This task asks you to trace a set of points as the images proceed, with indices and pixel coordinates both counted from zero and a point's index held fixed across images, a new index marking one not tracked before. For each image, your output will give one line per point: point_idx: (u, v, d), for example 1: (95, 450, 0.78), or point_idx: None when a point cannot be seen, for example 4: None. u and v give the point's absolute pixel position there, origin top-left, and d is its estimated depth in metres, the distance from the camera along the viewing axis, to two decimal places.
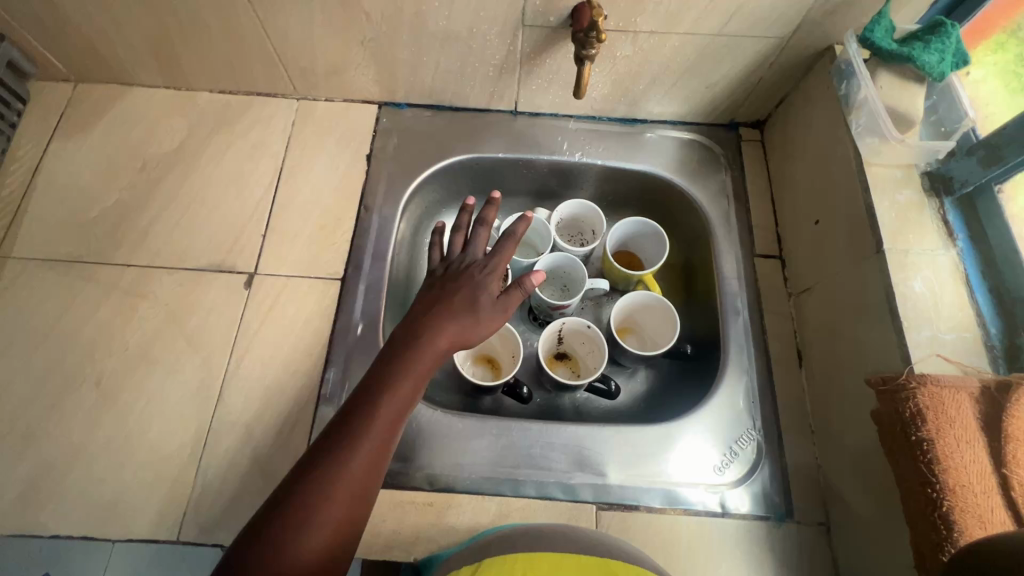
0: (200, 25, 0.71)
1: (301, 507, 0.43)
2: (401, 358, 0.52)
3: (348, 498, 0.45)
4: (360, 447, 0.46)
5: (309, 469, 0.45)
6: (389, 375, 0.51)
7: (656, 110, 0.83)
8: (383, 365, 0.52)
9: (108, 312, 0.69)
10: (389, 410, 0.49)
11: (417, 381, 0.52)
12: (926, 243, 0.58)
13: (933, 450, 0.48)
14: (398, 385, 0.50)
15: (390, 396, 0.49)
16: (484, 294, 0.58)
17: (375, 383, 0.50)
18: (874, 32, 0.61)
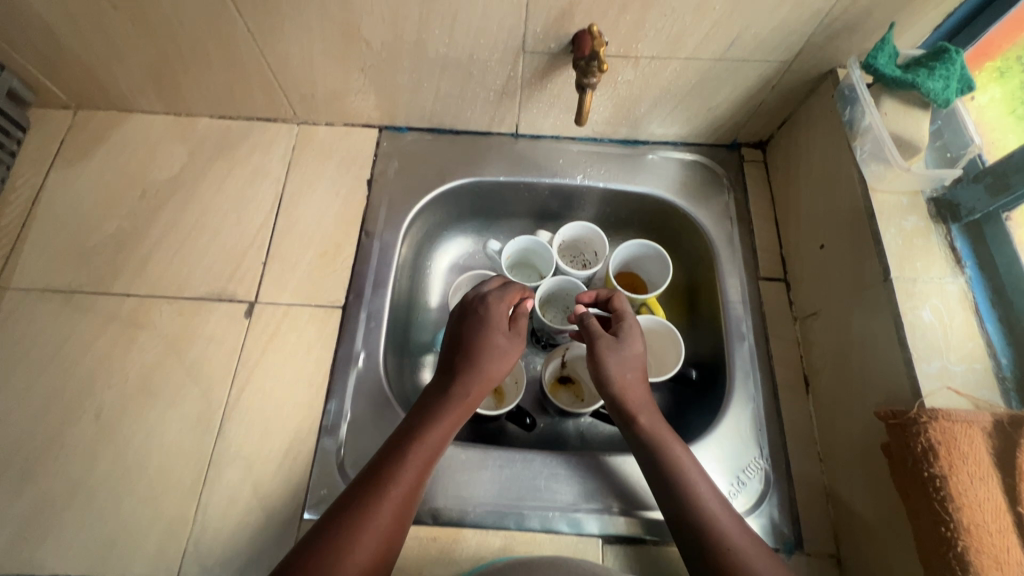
0: (200, 53, 0.71)
1: (328, 555, 0.45)
2: (429, 412, 0.56)
3: (374, 544, 0.47)
4: (388, 498, 0.49)
5: (339, 516, 0.47)
6: (419, 424, 0.54)
7: (657, 132, 0.82)
8: (414, 416, 0.56)
9: (107, 343, 0.69)
10: (417, 460, 0.52)
11: (445, 431, 0.55)
12: (935, 270, 0.57)
13: (946, 487, 0.47)
14: (428, 434, 0.54)
15: (420, 447, 0.53)
16: (500, 333, 0.61)
17: (402, 435, 0.54)
18: (877, 58, 0.59)
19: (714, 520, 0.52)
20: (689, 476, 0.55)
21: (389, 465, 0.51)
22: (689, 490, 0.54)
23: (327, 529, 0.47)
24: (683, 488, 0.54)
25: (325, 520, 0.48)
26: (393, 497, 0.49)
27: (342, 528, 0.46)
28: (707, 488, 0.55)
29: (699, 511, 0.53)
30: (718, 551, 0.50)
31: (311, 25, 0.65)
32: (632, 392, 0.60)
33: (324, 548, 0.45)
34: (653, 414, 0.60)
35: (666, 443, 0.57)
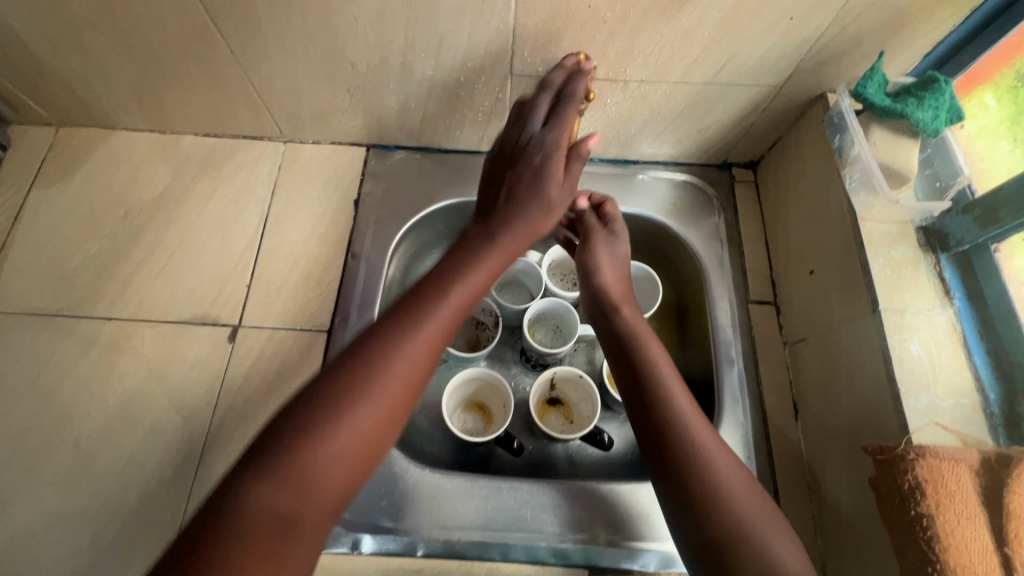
0: (182, 72, 0.69)
1: (312, 417, 0.41)
2: (452, 275, 0.52)
3: (336, 463, 0.40)
4: (384, 369, 0.44)
5: (329, 377, 0.43)
6: (446, 280, 0.51)
7: (648, 152, 0.82)
8: (441, 272, 0.52)
9: (87, 368, 0.68)
10: (433, 329, 0.47)
11: (437, 334, 0.47)
12: (924, 302, 0.57)
13: (932, 527, 0.47)
14: (451, 294, 0.50)
15: (436, 314, 0.48)
16: (550, 182, 0.61)
17: (420, 296, 0.49)
18: (867, 87, 0.59)
19: (704, 452, 0.49)
20: (683, 419, 0.52)
21: (396, 327, 0.46)
22: (679, 427, 0.51)
23: (315, 384, 0.43)
24: (670, 414, 0.52)
25: (322, 375, 0.44)
26: (393, 368, 0.44)
27: (327, 395, 0.42)
28: (696, 426, 0.51)
29: (693, 458, 0.49)
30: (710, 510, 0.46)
31: (295, 47, 0.64)
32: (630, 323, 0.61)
33: (305, 414, 0.41)
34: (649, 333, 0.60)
35: (661, 376, 0.55)
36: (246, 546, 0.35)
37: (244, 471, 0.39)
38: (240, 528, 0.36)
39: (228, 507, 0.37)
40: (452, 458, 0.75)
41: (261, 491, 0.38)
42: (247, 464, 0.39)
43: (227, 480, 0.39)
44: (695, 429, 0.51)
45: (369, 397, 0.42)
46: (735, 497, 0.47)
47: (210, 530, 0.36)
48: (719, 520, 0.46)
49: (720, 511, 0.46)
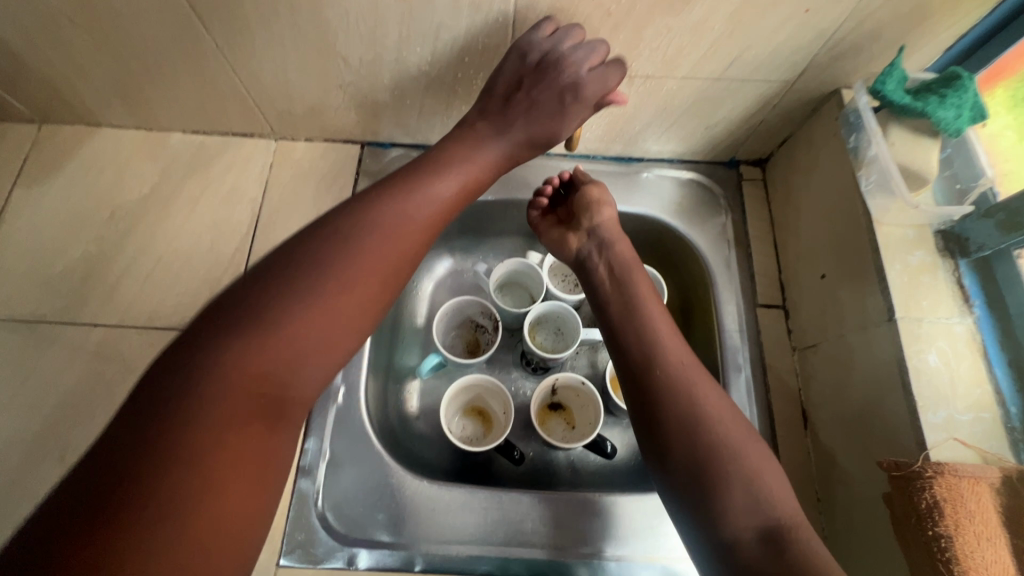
0: (167, 68, 0.66)
1: (265, 310, 0.42)
2: (408, 184, 0.54)
3: (268, 354, 0.41)
4: (336, 267, 0.46)
5: (275, 272, 0.45)
6: (396, 189, 0.53)
7: (653, 149, 0.79)
8: (394, 180, 0.55)
9: (73, 378, 0.65)
10: (388, 234, 0.50)
11: (373, 242, 0.48)
12: (942, 310, 0.54)
13: (951, 549, 0.45)
14: (404, 204, 0.52)
15: (371, 219, 0.50)
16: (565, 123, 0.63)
17: (369, 202, 0.51)
18: (886, 84, 0.56)
19: (693, 395, 0.51)
20: (674, 366, 0.53)
21: (348, 229, 0.48)
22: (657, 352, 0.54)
23: (261, 278, 0.44)
24: (661, 363, 0.53)
25: (272, 267, 0.45)
26: (350, 265, 0.46)
27: (281, 288, 0.44)
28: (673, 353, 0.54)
29: (684, 403, 0.51)
30: (705, 449, 0.48)
31: (284, 42, 0.61)
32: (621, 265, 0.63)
33: (256, 304, 0.43)
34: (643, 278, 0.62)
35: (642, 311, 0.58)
36: (214, 419, 0.38)
37: (194, 352, 0.40)
38: (203, 402, 0.38)
39: (188, 384, 0.39)
40: (451, 466, 0.73)
41: (223, 370, 0.40)
42: (197, 345, 0.41)
43: (174, 362, 0.40)
44: (676, 357, 0.54)
45: (323, 293, 0.44)
46: (719, 420, 0.50)
47: (169, 404, 0.37)
48: (707, 456, 0.48)
49: (712, 448, 0.48)
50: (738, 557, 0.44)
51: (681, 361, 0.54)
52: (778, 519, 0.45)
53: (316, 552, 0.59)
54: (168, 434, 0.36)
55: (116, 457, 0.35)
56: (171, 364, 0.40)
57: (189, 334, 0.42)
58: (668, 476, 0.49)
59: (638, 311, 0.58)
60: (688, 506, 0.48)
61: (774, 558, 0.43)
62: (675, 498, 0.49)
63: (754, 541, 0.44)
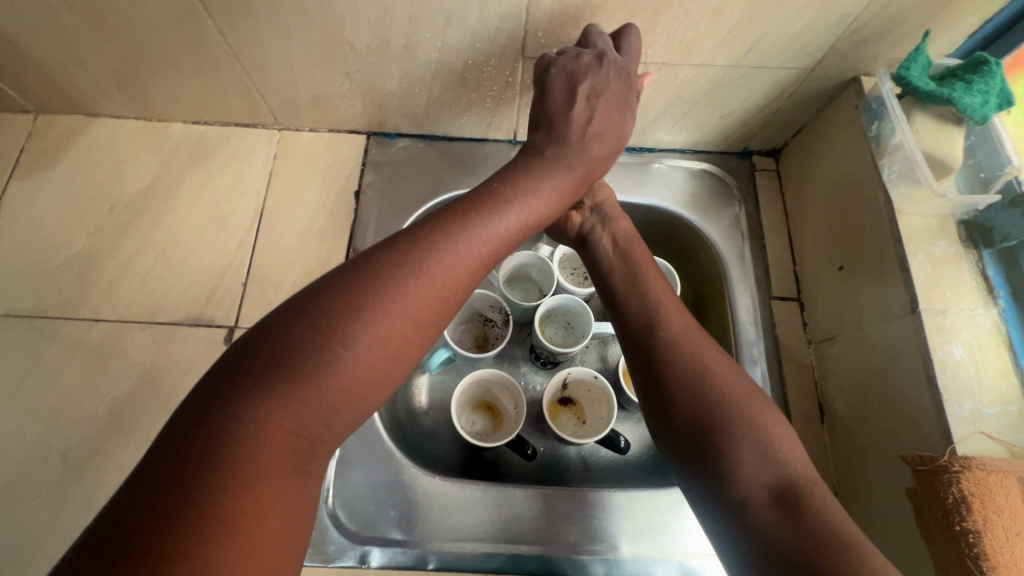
0: (168, 55, 0.64)
1: (308, 345, 0.35)
2: (477, 206, 0.46)
3: (318, 406, 0.35)
4: (395, 303, 0.38)
5: (325, 299, 0.37)
6: (469, 212, 0.45)
7: (665, 139, 0.77)
8: (467, 201, 0.46)
9: (75, 374, 0.64)
10: (455, 265, 0.42)
11: (445, 280, 0.41)
12: (966, 301, 0.53)
13: (979, 544, 0.44)
14: (478, 231, 0.44)
15: (443, 250, 0.42)
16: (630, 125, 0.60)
17: (435, 226, 0.43)
18: (910, 70, 0.55)
19: (704, 363, 0.48)
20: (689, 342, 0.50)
21: (413, 258, 0.40)
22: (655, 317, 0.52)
23: (310, 308, 0.37)
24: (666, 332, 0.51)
25: (323, 303, 0.37)
26: (409, 301, 0.38)
27: (330, 321, 0.36)
28: (675, 320, 0.52)
29: (694, 372, 0.48)
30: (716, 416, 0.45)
31: (289, 28, 0.59)
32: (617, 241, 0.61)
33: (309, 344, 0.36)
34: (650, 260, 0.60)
35: (641, 281, 0.56)
36: (251, 470, 0.32)
37: (230, 392, 0.34)
38: (238, 457, 0.32)
39: (221, 433, 0.32)
40: (461, 462, 0.72)
41: (258, 417, 0.33)
42: (231, 384, 0.34)
43: (204, 401, 0.33)
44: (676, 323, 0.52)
45: (375, 338, 0.37)
46: (723, 379, 0.47)
47: (199, 450, 0.31)
48: (724, 429, 0.45)
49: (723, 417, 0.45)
50: (749, 518, 0.41)
51: (692, 333, 0.51)
52: (792, 476, 0.43)
53: (327, 550, 0.58)
54: (201, 489, 0.30)
55: (141, 509, 0.29)
56: (202, 403, 0.33)
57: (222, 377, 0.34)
58: (674, 441, 0.47)
59: (639, 280, 0.56)
60: (697, 473, 0.45)
61: (787, 517, 0.40)
62: (683, 466, 0.46)
63: (764, 502, 0.42)
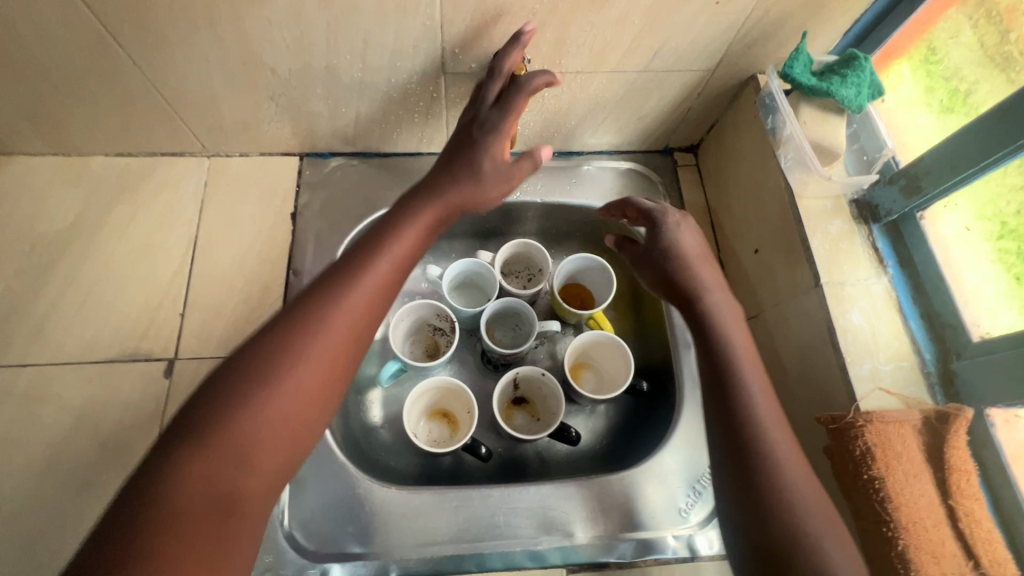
0: (80, 88, 0.63)
1: (208, 419, 0.37)
2: (364, 254, 0.48)
3: (229, 466, 0.36)
4: (299, 353, 0.41)
5: (229, 377, 0.39)
6: (345, 272, 0.46)
7: (591, 142, 0.82)
8: (344, 259, 0.48)
9: (3, 423, 0.61)
10: (334, 334, 0.43)
11: (337, 335, 0.43)
12: (861, 272, 0.59)
13: (884, 488, 0.49)
14: (349, 294, 0.44)
15: (332, 305, 0.43)
16: (487, 158, 0.57)
17: (328, 282, 0.45)
18: (793, 68, 0.60)
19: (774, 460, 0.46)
20: (763, 430, 0.48)
21: (304, 318, 0.42)
22: (740, 392, 0.50)
23: (215, 387, 0.39)
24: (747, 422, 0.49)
25: (228, 372, 0.40)
26: (305, 366, 0.41)
27: (236, 388, 0.39)
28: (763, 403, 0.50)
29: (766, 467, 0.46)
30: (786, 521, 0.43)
31: (207, 56, 0.60)
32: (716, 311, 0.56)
33: (217, 413, 0.38)
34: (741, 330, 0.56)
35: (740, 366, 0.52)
36: (163, 546, 0.32)
37: (148, 475, 0.35)
38: (154, 531, 0.32)
39: (143, 508, 0.33)
40: (419, 471, 0.73)
41: (174, 498, 0.34)
42: (154, 463, 0.36)
43: (129, 490, 0.35)
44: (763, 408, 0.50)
45: (254, 416, 0.38)
46: (792, 476, 0.45)
47: (119, 539, 0.32)
48: (789, 534, 0.42)
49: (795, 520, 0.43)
50: None
51: (775, 424, 0.48)
52: None
53: (283, 567, 0.58)
54: None
55: None
56: (124, 498, 0.34)
57: (152, 453, 0.36)
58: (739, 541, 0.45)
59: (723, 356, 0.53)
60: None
61: None
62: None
63: None
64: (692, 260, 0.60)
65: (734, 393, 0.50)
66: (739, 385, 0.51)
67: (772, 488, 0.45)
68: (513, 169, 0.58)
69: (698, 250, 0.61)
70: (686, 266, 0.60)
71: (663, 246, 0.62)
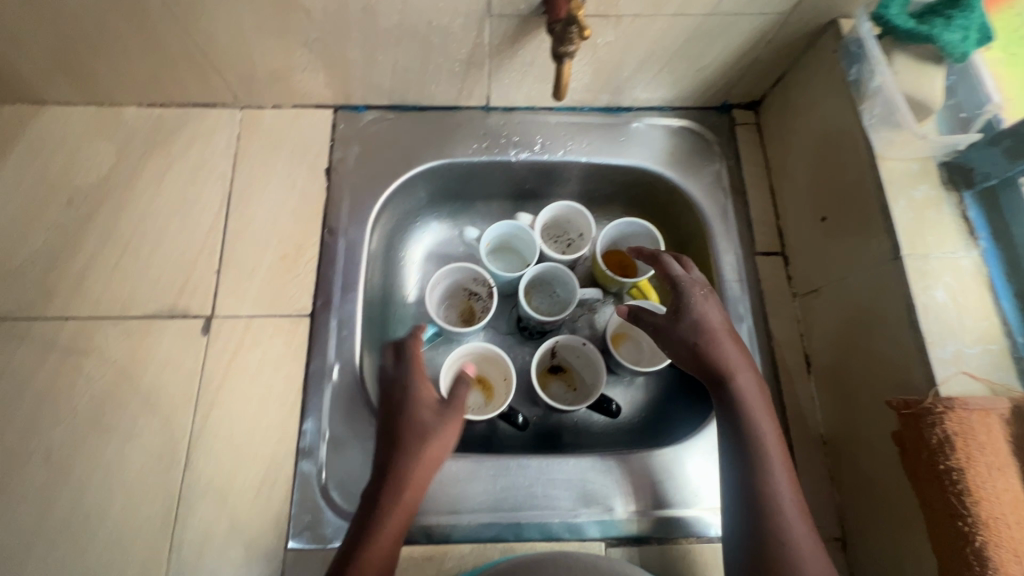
0: (109, 33, 0.60)
1: None
2: (390, 471, 0.51)
3: None
4: (366, 557, 0.47)
5: None
6: (363, 531, 0.49)
7: (642, 97, 0.75)
8: (361, 510, 0.50)
9: (49, 374, 0.62)
10: (376, 560, 0.47)
11: (389, 545, 0.48)
12: (948, 245, 0.53)
13: (963, 481, 0.45)
14: (367, 556, 0.47)
15: (385, 512, 0.49)
16: (425, 407, 0.54)
17: (375, 495, 0.51)
18: (889, 8, 0.54)
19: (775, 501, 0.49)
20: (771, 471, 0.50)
21: (363, 530, 0.49)
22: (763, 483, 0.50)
23: None
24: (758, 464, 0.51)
25: None
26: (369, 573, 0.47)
27: None
28: (788, 495, 0.49)
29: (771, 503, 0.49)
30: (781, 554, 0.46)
31: None
32: (746, 393, 0.54)
33: None
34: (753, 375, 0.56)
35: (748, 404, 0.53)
36: None
37: None
38: None
39: None
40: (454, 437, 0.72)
41: None
42: None
43: None
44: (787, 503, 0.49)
45: None
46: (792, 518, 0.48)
47: None
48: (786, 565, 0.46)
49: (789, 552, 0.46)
50: None
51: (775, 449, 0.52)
52: None
53: (325, 532, 0.57)
54: None
55: None
56: None
57: None
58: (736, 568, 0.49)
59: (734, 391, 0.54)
60: None
61: None
62: None
63: None
64: (720, 338, 0.56)
65: (762, 492, 0.49)
66: (764, 480, 0.50)
67: (778, 541, 0.47)
68: (449, 412, 0.55)
69: (728, 326, 0.57)
70: (716, 344, 0.55)
71: (691, 321, 0.56)
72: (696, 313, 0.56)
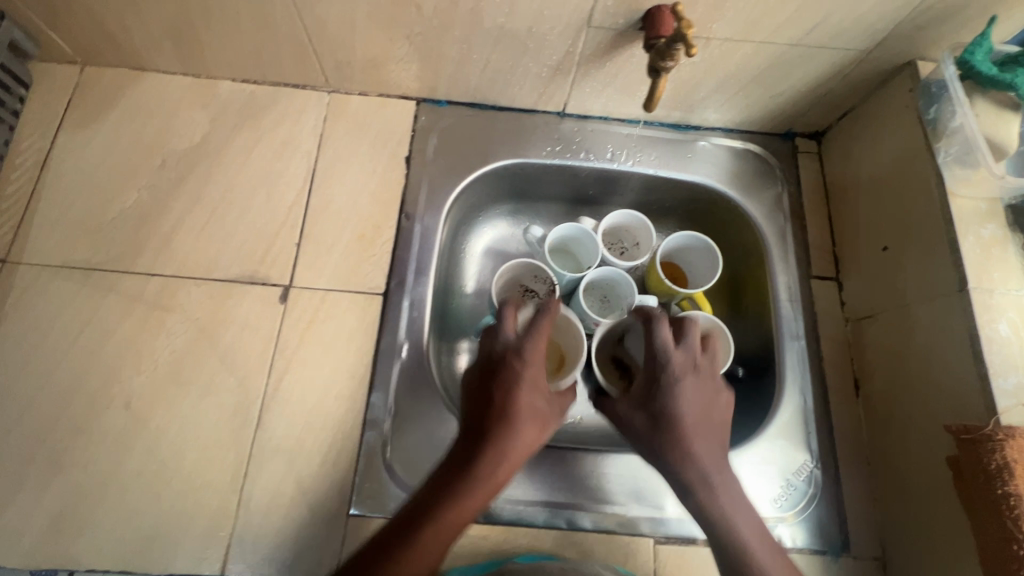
0: (228, 10, 0.64)
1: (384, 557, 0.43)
2: (504, 425, 0.52)
3: None
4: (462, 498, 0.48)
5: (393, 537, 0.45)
6: (458, 480, 0.49)
7: (712, 117, 0.78)
8: (464, 454, 0.51)
9: (133, 326, 0.64)
10: (472, 503, 0.48)
11: (486, 494, 0.49)
12: (1013, 282, 0.56)
13: (1020, 506, 0.47)
14: (461, 500, 0.47)
15: (490, 459, 0.50)
16: (539, 383, 0.56)
17: (482, 441, 0.51)
18: (975, 54, 0.56)
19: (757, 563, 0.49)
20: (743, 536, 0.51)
21: (463, 473, 0.49)
22: (755, 565, 0.49)
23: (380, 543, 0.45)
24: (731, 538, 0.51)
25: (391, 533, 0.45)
26: (461, 509, 0.47)
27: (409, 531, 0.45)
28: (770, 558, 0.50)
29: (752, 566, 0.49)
30: None
31: None
32: (704, 460, 0.55)
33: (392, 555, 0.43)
34: (708, 440, 0.56)
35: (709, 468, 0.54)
36: None
37: None
38: None
39: None
40: None
41: None
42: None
43: None
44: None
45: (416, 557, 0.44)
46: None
47: None
48: None
49: None
50: None
51: (745, 518, 0.52)
52: None
53: (387, 503, 0.60)
54: None
55: None
56: None
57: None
58: None
59: (699, 461, 0.55)
60: None
61: None
62: None
63: None
64: (687, 421, 0.56)
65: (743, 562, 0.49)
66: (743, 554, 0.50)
67: None
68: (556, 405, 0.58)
69: (704, 406, 0.58)
70: (682, 425, 0.56)
71: (659, 400, 0.58)
72: (667, 398, 0.57)
